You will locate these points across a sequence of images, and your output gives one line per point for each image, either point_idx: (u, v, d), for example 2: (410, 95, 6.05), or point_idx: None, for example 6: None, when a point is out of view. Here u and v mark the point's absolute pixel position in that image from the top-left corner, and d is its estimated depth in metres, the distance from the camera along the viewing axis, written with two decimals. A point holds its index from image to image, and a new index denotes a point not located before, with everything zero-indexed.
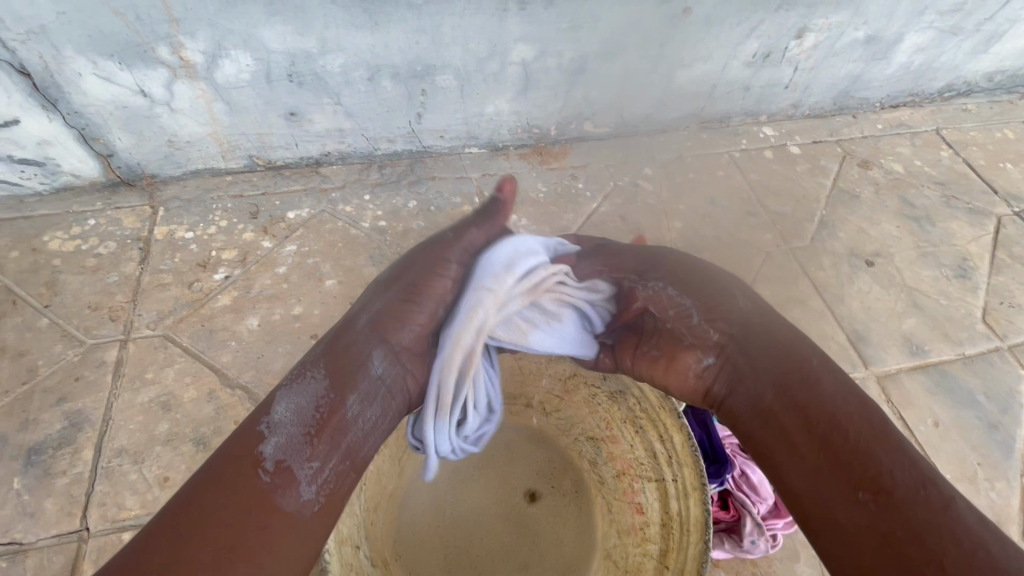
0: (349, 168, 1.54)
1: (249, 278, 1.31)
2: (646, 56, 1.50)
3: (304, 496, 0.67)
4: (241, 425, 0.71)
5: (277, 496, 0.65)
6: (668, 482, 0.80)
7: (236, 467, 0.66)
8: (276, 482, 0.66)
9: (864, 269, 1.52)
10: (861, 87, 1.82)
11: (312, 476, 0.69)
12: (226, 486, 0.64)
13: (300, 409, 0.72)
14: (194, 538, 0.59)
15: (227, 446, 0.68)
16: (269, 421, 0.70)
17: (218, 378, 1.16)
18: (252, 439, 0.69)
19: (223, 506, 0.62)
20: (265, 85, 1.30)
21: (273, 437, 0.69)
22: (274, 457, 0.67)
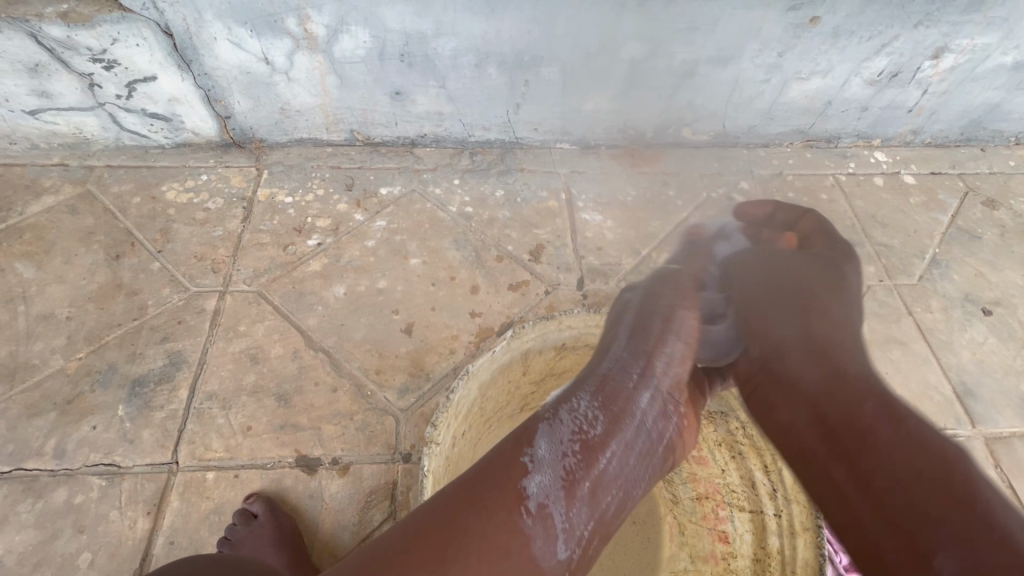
0: (441, 151, 1.57)
1: (339, 247, 1.36)
2: (761, 64, 1.43)
3: (560, 554, 0.64)
4: (502, 446, 0.70)
5: (536, 543, 0.62)
6: (767, 515, 0.81)
7: (508, 502, 0.64)
8: (536, 527, 0.63)
9: (980, 317, 1.38)
10: (997, 118, 1.66)
11: (568, 533, 0.65)
12: (492, 514, 0.62)
13: (560, 452, 0.69)
14: (459, 561, 0.57)
15: (491, 473, 0.66)
16: (532, 455, 0.68)
17: (304, 339, 1.20)
18: (515, 470, 0.67)
19: (484, 535, 0.61)
20: (377, 63, 1.34)
21: (537, 473, 0.66)
22: (537, 498, 0.65)
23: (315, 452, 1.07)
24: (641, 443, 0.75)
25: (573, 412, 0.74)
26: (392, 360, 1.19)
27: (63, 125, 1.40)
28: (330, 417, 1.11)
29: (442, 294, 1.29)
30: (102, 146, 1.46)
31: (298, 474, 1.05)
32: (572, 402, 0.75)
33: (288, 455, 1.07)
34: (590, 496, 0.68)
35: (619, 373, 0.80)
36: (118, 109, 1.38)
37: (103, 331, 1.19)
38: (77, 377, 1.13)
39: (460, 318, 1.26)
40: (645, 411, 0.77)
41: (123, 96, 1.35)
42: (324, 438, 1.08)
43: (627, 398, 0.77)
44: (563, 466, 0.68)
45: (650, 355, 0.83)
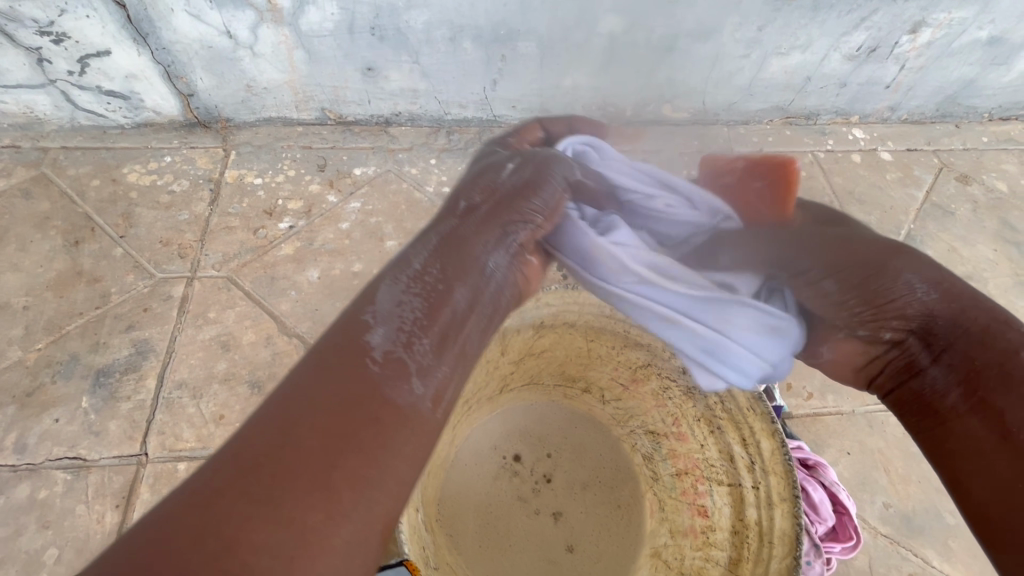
0: (417, 130, 1.52)
1: (313, 230, 1.32)
2: (741, 38, 1.41)
3: (423, 396, 0.44)
4: (316, 340, 0.45)
5: (384, 393, 0.42)
6: (745, 488, 0.78)
7: (334, 372, 0.42)
8: (386, 375, 0.43)
9: None
10: (972, 94, 1.67)
11: (424, 368, 0.45)
12: (323, 374, 0.42)
13: (404, 293, 0.48)
14: (264, 482, 0.36)
15: (314, 340, 0.45)
16: (370, 313, 0.46)
17: (276, 325, 1.17)
18: (343, 333, 0.45)
19: (298, 423, 0.39)
20: (347, 37, 1.29)
21: (380, 325, 0.45)
22: (381, 349, 0.44)
23: None
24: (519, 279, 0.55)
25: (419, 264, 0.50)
26: None
27: (13, 104, 1.32)
28: None
29: None
30: (56, 126, 1.38)
31: None
32: (403, 263, 0.50)
33: None
34: (455, 335, 0.48)
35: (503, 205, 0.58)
36: (71, 87, 1.30)
37: (63, 320, 1.14)
38: (37, 368, 1.08)
39: None
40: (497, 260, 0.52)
41: (75, 72, 1.28)
42: None
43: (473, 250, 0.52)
44: (408, 308, 0.47)
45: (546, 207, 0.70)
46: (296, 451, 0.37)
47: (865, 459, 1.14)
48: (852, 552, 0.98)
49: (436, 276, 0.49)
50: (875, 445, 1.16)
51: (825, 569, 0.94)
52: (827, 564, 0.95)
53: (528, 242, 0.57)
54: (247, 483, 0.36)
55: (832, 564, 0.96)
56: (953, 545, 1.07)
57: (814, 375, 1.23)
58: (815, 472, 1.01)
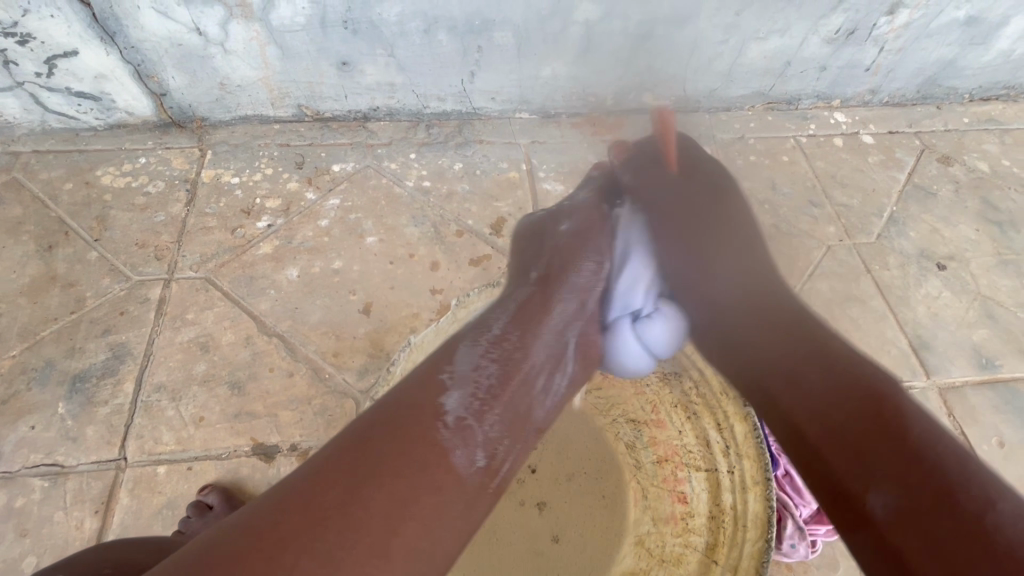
0: (396, 125, 1.50)
1: (292, 228, 1.30)
2: (718, 24, 1.40)
3: (478, 461, 0.60)
4: (418, 371, 0.68)
5: (453, 454, 0.59)
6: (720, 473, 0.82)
7: (422, 416, 0.61)
8: (454, 438, 0.60)
9: (935, 272, 1.40)
10: (952, 74, 1.67)
11: (485, 441, 0.62)
12: (400, 431, 0.59)
13: (480, 360, 0.69)
14: (370, 485, 0.54)
15: (406, 394, 0.63)
16: (451, 372, 0.66)
17: (256, 325, 1.16)
18: (433, 387, 0.64)
19: (398, 453, 0.57)
20: (320, 31, 1.27)
21: (455, 389, 0.64)
22: (455, 413, 0.62)
23: (272, 439, 1.04)
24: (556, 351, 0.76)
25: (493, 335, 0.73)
26: (350, 342, 1.15)
27: None
28: (285, 403, 1.07)
29: (400, 272, 1.25)
30: (28, 130, 1.36)
31: (255, 463, 1.02)
32: (487, 326, 0.75)
33: (244, 444, 1.03)
34: (508, 411, 0.66)
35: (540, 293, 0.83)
36: (40, 89, 1.28)
37: (38, 326, 1.12)
38: (12, 376, 1.07)
39: (421, 295, 1.22)
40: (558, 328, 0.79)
41: (43, 74, 1.25)
42: (281, 425, 1.05)
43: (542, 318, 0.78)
44: (474, 372, 0.67)
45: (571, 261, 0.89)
46: (394, 474, 0.55)
47: None
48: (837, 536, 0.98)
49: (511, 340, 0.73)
50: None
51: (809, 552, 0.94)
52: (811, 547, 0.95)
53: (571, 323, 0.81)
54: (316, 531, 0.50)
55: (816, 547, 0.96)
56: None
57: None
58: None
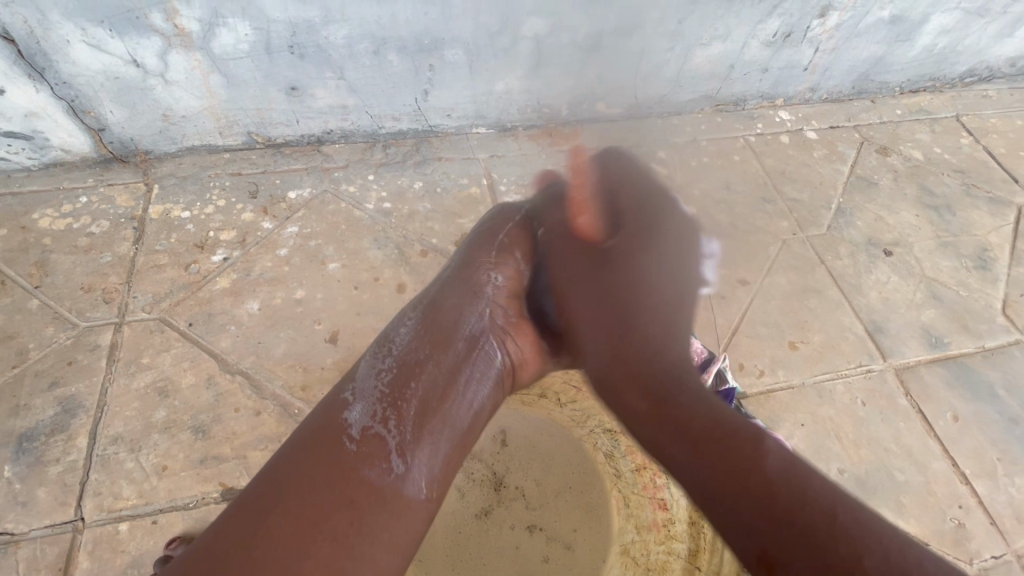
0: (352, 147, 1.48)
1: (249, 260, 1.26)
2: (662, 32, 1.44)
3: (394, 470, 0.63)
4: (328, 395, 0.71)
5: (364, 468, 0.62)
6: None
7: (327, 436, 0.64)
8: (362, 453, 0.63)
9: (882, 258, 1.48)
10: (882, 70, 1.77)
11: (399, 447, 0.65)
12: (313, 455, 0.62)
13: (378, 371, 0.71)
14: (274, 515, 0.57)
15: (315, 419, 0.67)
16: (354, 388, 0.70)
17: (218, 364, 1.11)
18: (339, 407, 0.68)
19: (306, 478, 0.60)
20: (265, 57, 1.24)
21: (357, 403, 0.68)
22: (359, 426, 0.65)
23: (242, 482, 0.99)
24: (473, 343, 0.78)
25: (395, 343, 0.75)
26: (319, 374, 1.12)
27: None
28: (254, 443, 1.03)
29: (366, 297, 1.23)
30: None
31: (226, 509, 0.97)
32: (395, 338, 0.76)
33: (212, 491, 0.98)
34: (418, 419, 0.68)
35: (445, 295, 0.82)
36: None
37: None
38: None
39: (389, 319, 1.20)
40: (469, 323, 0.80)
41: None
42: (251, 466, 1.01)
43: (454, 311, 0.80)
44: (378, 385, 0.70)
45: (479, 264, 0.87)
46: (304, 502, 0.58)
47: (818, 428, 1.18)
48: None
49: (412, 355, 0.74)
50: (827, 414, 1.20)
51: None
52: None
53: (475, 305, 0.82)
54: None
55: None
56: (904, 502, 1.11)
57: (763, 353, 1.27)
58: None
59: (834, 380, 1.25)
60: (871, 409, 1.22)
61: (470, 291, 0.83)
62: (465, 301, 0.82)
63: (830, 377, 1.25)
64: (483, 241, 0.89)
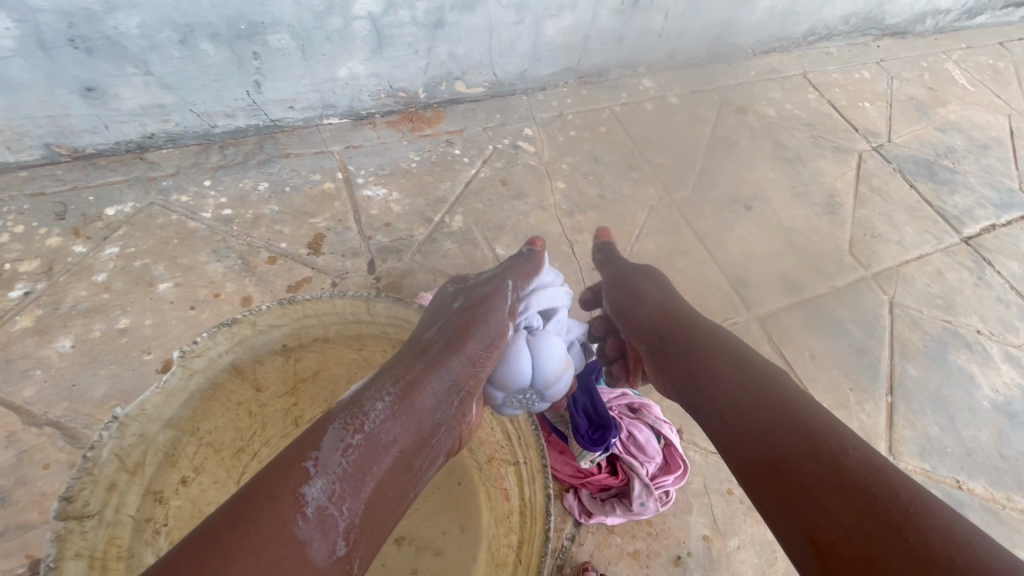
0: (182, 151, 1.32)
1: (58, 291, 1.09)
2: (508, 5, 1.39)
3: (337, 557, 0.54)
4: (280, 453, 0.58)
5: (309, 552, 0.52)
6: (520, 465, 0.83)
7: (272, 510, 0.53)
8: (310, 539, 0.53)
9: (743, 213, 1.54)
10: (732, 33, 1.83)
11: (344, 537, 0.55)
12: (255, 531, 0.50)
13: (344, 441, 0.60)
14: None
15: (259, 482, 0.55)
16: (316, 456, 0.58)
17: (19, 417, 0.95)
18: (293, 474, 0.56)
19: (244, 563, 0.48)
20: (41, 54, 1.06)
21: (320, 475, 0.57)
22: (316, 503, 0.55)
23: None
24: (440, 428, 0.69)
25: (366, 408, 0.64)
26: None
27: None
28: None
29: (205, 316, 1.11)
30: None
31: None
32: (361, 400, 0.65)
33: (17, 566, 0.84)
34: (371, 505, 0.59)
35: (426, 359, 0.73)
36: None
37: None
38: None
39: None
40: (439, 394, 0.71)
41: None
42: None
43: (428, 378, 0.71)
44: (344, 460, 0.59)
45: (471, 327, 0.79)
46: None
47: None
48: (685, 481, 1.03)
49: (379, 427, 0.64)
50: None
51: (659, 504, 0.99)
52: (662, 500, 1.00)
53: (450, 376, 0.73)
54: None
55: (667, 497, 1.01)
56: None
57: None
58: (641, 414, 1.04)
59: None
60: None
61: (452, 363, 0.74)
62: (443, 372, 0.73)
63: None
64: (483, 311, 0.83)
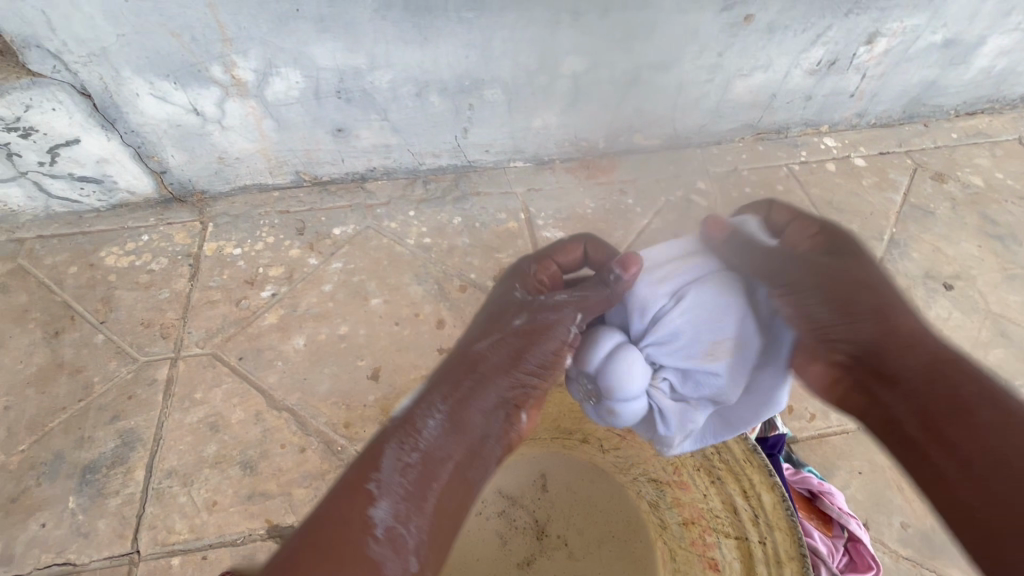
0: (393, 183, 1.52)
1: (296, 295, 1.30)
2: (702, 65, 1.43)
3: (409, 570, 0.56)
4: (344, 477, 0.61)
5: (385, 568, 0.55)
6: (754, 543, 0.74)
7: (344, 532, 0.56)
8: (385, 554, 0.56)
9: (942, 292, 1.40)
10: (935, 93, 1.70)
11: (415, 550, 0.58)
12: (327, 554, 0.54)
13: (402, 464, 0.62)
14: None
15: (330, 504, 0.58)
16: (378, 479, 0.60)
17: (265, 400, 1.15)
18: (359, 498, 0.59)
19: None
20: (314, 102, 1.29)
21: (383, 498, 0.59)
22: (384, 524, 0.58)
23: (287, 519, 1.02)
24: (487, 439, 0.69)
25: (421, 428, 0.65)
26: (361, 411, 1.14)
27: None
28: (299, 480, 1.06)
29: (407, 333, 1.25)
30: (31, 217, 1.37)
31: (272, 546, 0.99)
32: (416, 423, 0.66)
33: (259, 527, 1.01)
34: (437, 517, 0.61)
35: (475, 376, 0.72)
36: (43, 177, 1.29)
37: (46, 417, 1.11)
38: (21, 473, 1.05)
39: (429, 356, 1.22)
40: (488, 408, 0.70)
41: (46, 162, 1.26)
42: (296, 504, 1.03)
43: (475, 393, 0.70)
44: (402, 481, 0.61)
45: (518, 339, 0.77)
46: None
47: (876, 477, 1.12)
48: None
49: (437, 445, 0.65)
50: (885, 463, 1.14)
51: None
52: None
53: (495, 389, 0.72)
54: None
55: None
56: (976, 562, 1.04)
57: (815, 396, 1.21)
58: (822, 502, 0.98)
59: None
60: None
61: (497, 387, 0.73)
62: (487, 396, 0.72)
63: None
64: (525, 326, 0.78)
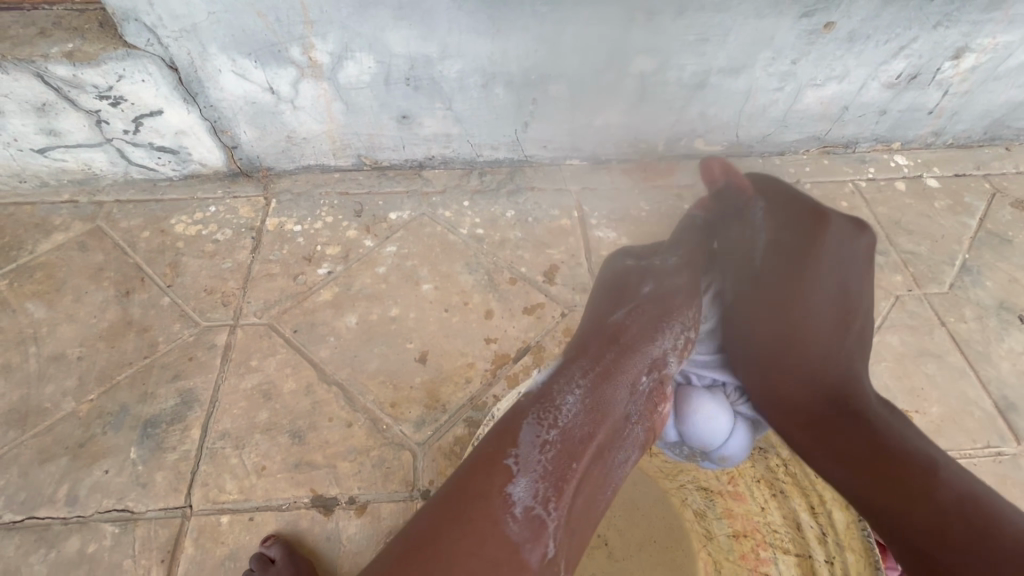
0: (450, 173, 1.54)
1: (350, 275, 1.33)
2: (774, 72, 1.39)
3: (548, 555, 0.65)
4: (489, 445, 0.71)
5: (528, 549, 0.64)
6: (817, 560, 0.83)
7: (494, 508, 0.65)
8: (524, 534, 0.64)
9: (1016, 325, 1.32)
10: (1022, 116, 1.60)
11: (554, 533, 0.66)
12: (480, 532, 0.63)
13: (540, 441, 0.71)
14: None
15: (475, 476, 0.68)
16: (517, 455, 0.69)
17: (316, 373, 1.18)
18: (503, 472, 0.68)
19: (473, 554, 0.61)
20: (383, 87, 1.32)
21: (523, 476, 0.67)
22: (523, 502, 0.66)
23: (331, 491, 1.04)
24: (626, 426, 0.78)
25: (561, 405, 0.75)
26: (407, 392, 1.16)
27: (72, 162, 1.39)
28: (345, 453, 1.08)
29: (455, 320, 1.26)
30: (111, 181, 1.45)
31: (315, 515, 1.02)
32: (553, 399, 0.75)
33: (304, 495, 1.04)
34: (573, 502, 0.69)
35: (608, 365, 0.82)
36: (125, 144, 1.36)
37: (114, 371, 1.17)
38: (89, 420, 1.11)
39: (475, 344, 1.23)
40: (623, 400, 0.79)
41: (130, 131, 1.33)
42: (340, 476, 1.06)
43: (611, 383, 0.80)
44: (541, 459, 0.69)
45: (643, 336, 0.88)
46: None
47: None
48: None
49: (575, 426, 0.74)
50: None
51: None
52: None
53: (627, 383, 0.81)
54: None
55: None
56: None
57: None
58: None
59: (956, 460, 1.13)
60: (1001, 498, 1.09)
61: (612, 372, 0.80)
62: (608, 385, 0.80)
63: (949, 456, 1.13)
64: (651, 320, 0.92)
